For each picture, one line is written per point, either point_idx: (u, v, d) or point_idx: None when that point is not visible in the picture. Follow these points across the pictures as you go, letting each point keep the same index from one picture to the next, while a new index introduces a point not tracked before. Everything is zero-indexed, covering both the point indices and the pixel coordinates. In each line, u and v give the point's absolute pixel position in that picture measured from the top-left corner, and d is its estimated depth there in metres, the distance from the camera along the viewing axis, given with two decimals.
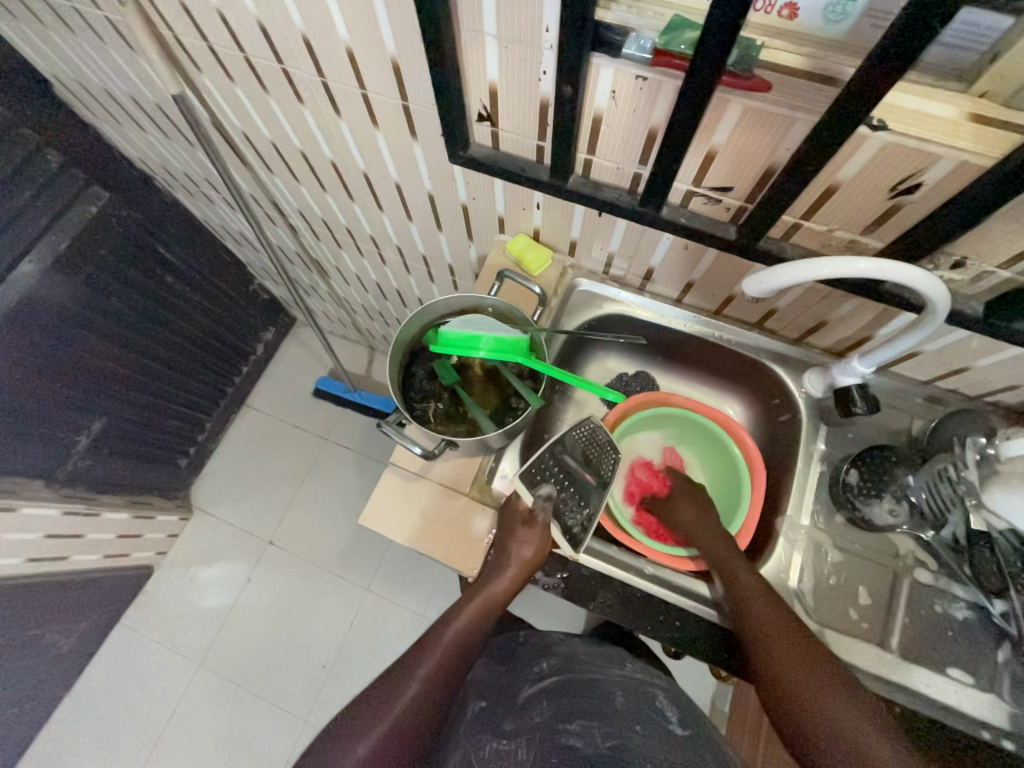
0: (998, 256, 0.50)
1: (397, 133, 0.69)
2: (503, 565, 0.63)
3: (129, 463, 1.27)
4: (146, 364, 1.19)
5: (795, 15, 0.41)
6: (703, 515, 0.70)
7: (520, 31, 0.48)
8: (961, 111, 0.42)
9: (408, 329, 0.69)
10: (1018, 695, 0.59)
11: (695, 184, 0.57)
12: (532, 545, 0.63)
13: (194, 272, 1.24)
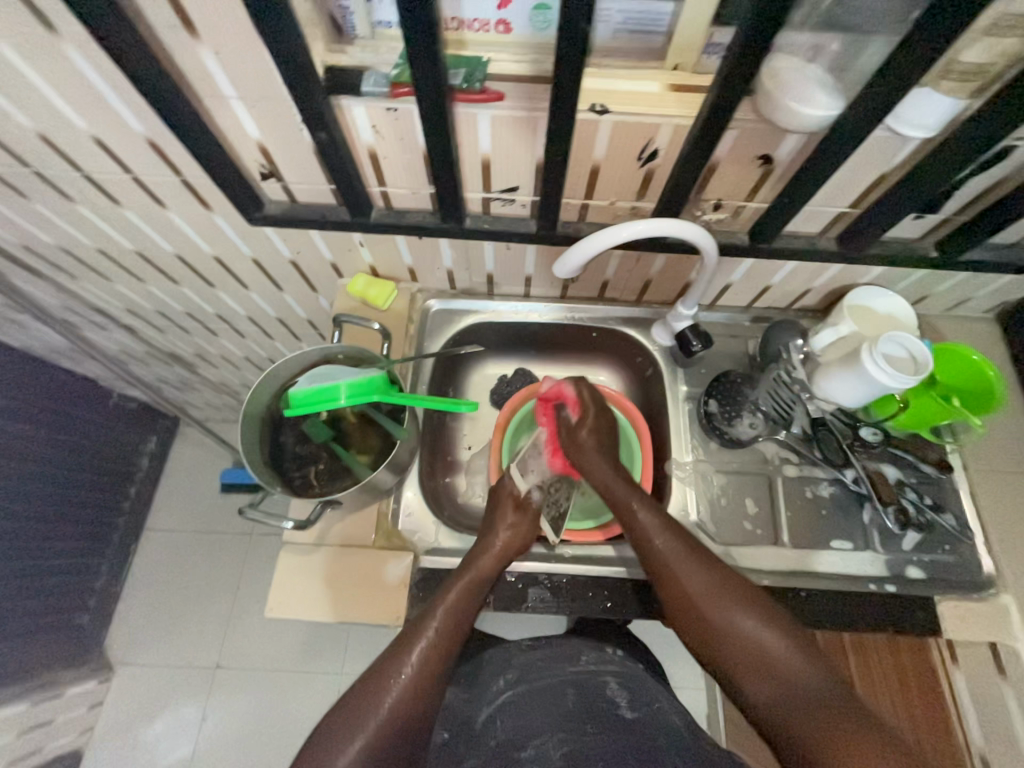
0: (741, 194, 0.58)
1: (189, 207, 0.66)
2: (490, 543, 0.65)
3: (16, 645, 1.06)
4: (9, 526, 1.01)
5: (509, 30, 0.48)
6: (602, 449, 0.72)
7: (259, 89, 0.48)
8: (662, 86, 0.49)
9: (258, 402, 0.65)
10: (886, 542, 0.69)
11: (486, 190, 0.61)
12: (520, 532, 0.67)
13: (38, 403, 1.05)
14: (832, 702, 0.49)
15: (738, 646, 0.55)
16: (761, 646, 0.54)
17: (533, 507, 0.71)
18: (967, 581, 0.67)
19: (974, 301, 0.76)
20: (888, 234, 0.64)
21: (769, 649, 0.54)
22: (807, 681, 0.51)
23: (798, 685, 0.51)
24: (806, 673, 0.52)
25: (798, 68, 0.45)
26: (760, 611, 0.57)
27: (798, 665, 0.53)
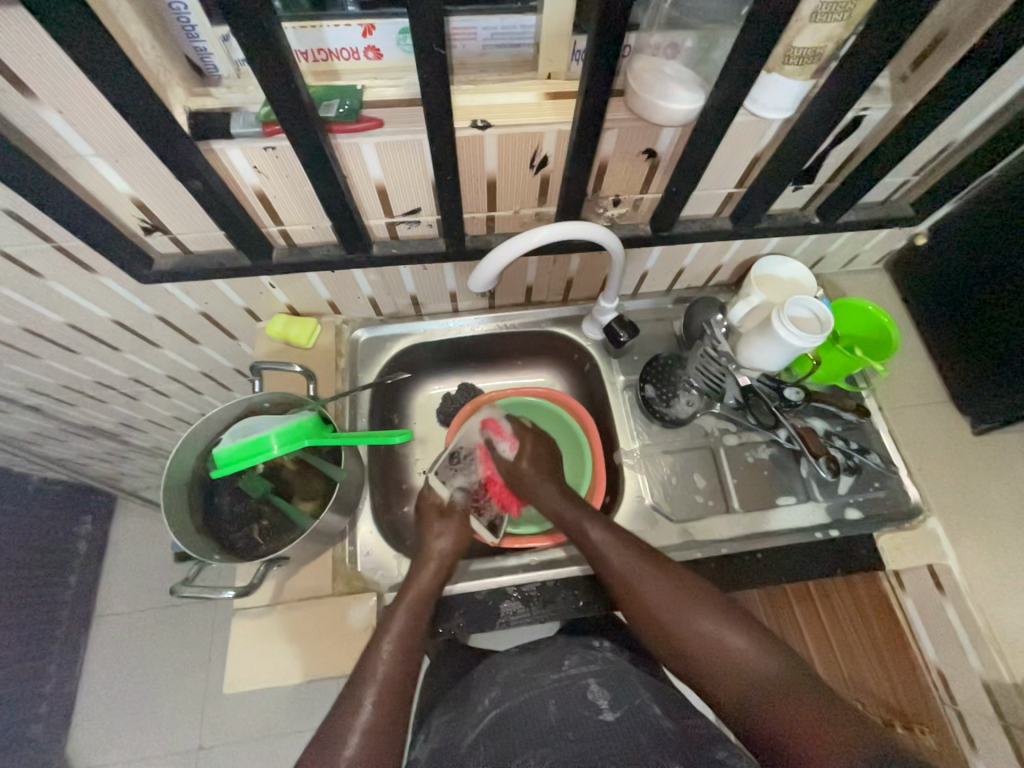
0: (634, 187, 0.61)
1: (71, 274, 0.61)
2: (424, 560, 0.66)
3: None
4: None
5: (380, 55, 0.47)
6: (546, 478, 0.76)
7: (118, 144, 0.46)
8: (538, 96, 0.50)
9: (182, 467, 0.61)
10: (823, 490, 0.74)
11: (389, 216, 0.61)
12: (453, 532, 0.71)
13: None
14: (792, 691, 0.52)
15: (705, 654, 0.58)
16: (725, 649, 0.57)
17: (459, 509, 0.75)
18: (898, 512, 0.73)
19: (863, 255, 0.83)
20: (775, 207, 0.69)
21: (730, 650, 0.57)
22: (768, 673, 0.54)
23: (761, 679, 0.54)
24: (767, 666, 0.55)
25: (656, 67, 0.48)
26: (718, 613, 0.59)
27: (759, 660, 0.56)
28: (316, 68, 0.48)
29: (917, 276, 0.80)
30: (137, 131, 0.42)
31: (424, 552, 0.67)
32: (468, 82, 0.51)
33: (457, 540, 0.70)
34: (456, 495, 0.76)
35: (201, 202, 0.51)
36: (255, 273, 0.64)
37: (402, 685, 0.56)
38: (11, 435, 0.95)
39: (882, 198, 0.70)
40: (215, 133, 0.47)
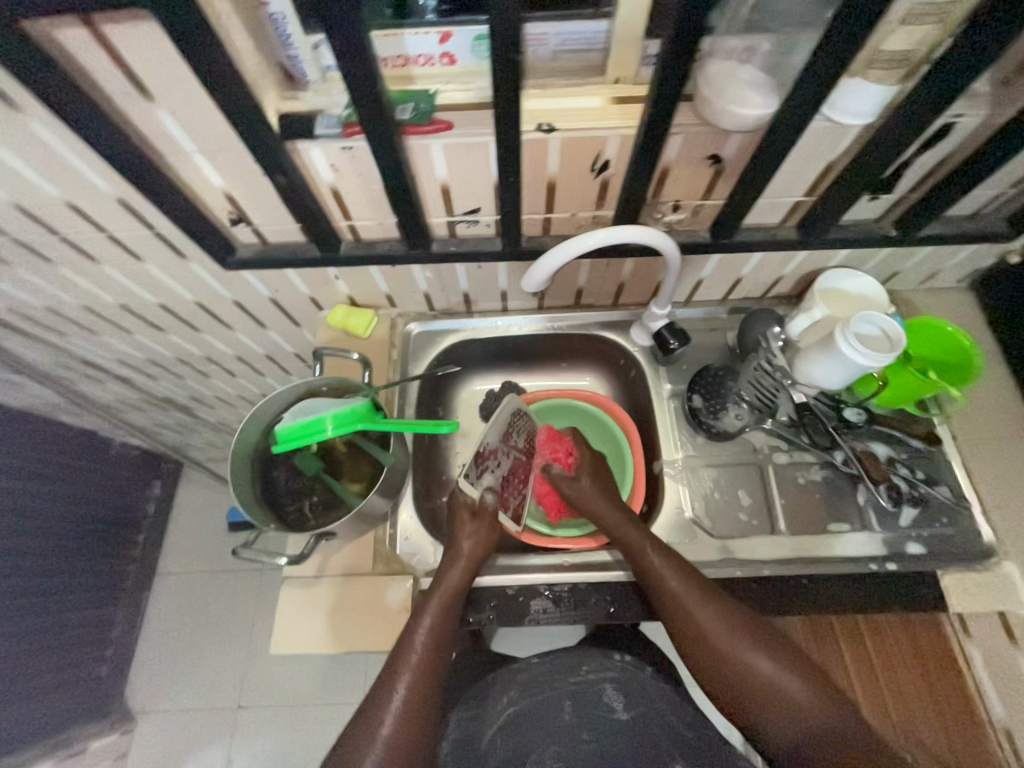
0: (696, 193, 0.60)
1: (165, 259, 0.68)
2: (454, 556, 0.66)
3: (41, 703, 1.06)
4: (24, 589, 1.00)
5: (454, 61, 0.49)
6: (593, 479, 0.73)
7: (217, 142, 0.50)
8: (604, 101, 0.51)
9: (247, 440, 0.66)
10: (882, 520, 0.69)
11: (449, 215, 0.63)
12: (483, 537, 0.68)
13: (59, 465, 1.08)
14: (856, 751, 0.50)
15: (764, 700, 0.55)
16: (783, 697, 0.54)
17: (491, 508, 0.71)
18: (968, 552, 0.67)
19: (943, 273, 0.77)
20: (846, 218, 0.66)
21: (790, 698, 0.54)
22: (829, 728, 0.52)
23: (823, 737, 0.52)
24: (830, 722, 0.52)
25: (731, 69, 0.47)
26: (776, 656, 0.56)
27: (819, 711, 0.53)
28: (394, 73, 0.50)
29: (1006, 298, 0.74)
30: (235, 130, 0.47)
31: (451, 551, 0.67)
32: (537, 86, 0.52)
33: (481, 539, 0.68)
34: (490, 497, 0.71)
35: (282, 196, 0.55)
36: (323, 265, 0.68)
37: (433, 676, 0.58)
38: (101, 402, 1.06)
39: (970, 212, 0.65)
40: (300, 133, 0.50)
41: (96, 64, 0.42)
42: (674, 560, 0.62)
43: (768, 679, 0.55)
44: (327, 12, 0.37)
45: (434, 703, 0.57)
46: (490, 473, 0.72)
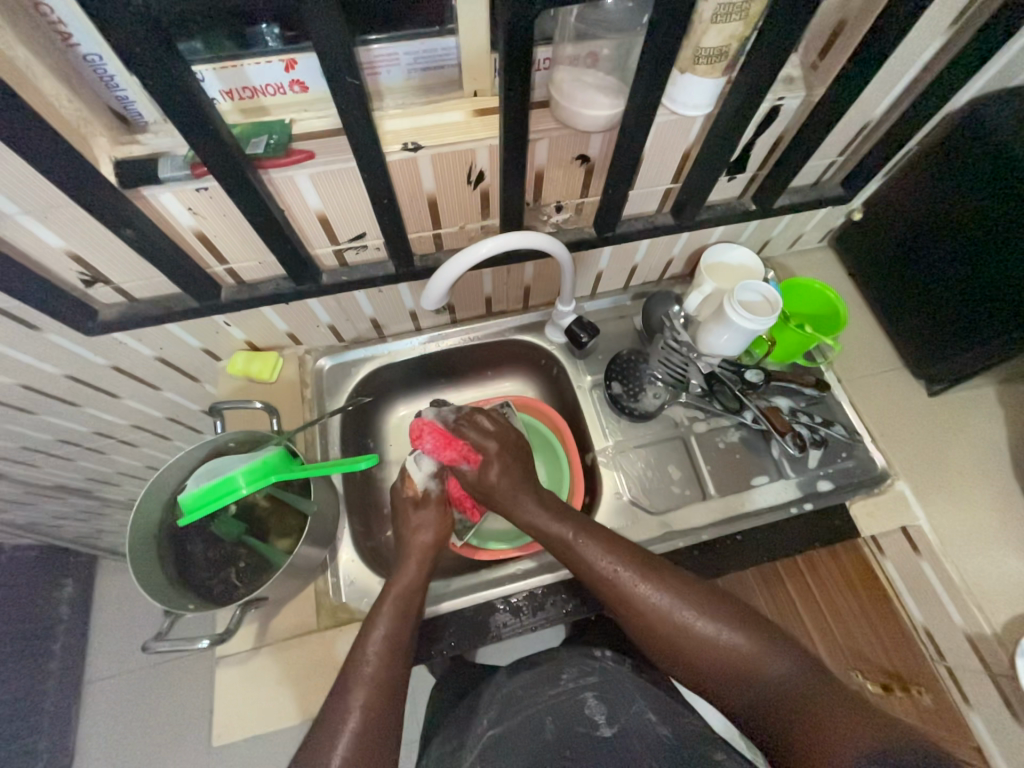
0: (574, 193, 0.63)
1: (13, 335, 0.60)
2: (407, 554, 0.65)
3: None
4: None
5: (307, 88, 0.48)
6: (523, 489, 0.67)
7: (44, 201, 0.45)
8: (466, 115, 0.51)
9: (148, 516, 0.60)
10: (794, 466, 0.76)
11: (335, 244, 0.61)
12: (432, 524, 0.67)
13: None
14: (805, 693, 0.50)
15: (713, 664, 0.54)
16: (730, 653, 0.54)
17: (433, 496, 0.70)
18: (868, 478, 0.75)
19: (806, 235, 0.85)
20: (714, 198, 0.71)
21: (735, 650, 0.54)
22: (783, 677, 0.52)
23: (772, 684, 0.52)
24: (778, 668, 0.53)
25: (575, 77, 0.49)
26: (714, 617, 0.56)
27: (766, 661, 0.53)
28: (244, 106, 0.48)
29: (857, 251, 0.83)
30: (59, 186, 0.42)
31: (403, 553, 0.65)
32: (397, 106, 0.52)
33: (435, 527, 0.67)
34: (433, 483, 0.70)
35: (137, 249, 0.50)
36: (205, 314, 0.64)
37: (390, 691, 0.53)
38: None
39: (813, 180, 0.74)
40: (144, 180, 0.47)
41: None
42: (602, 540, 0.62)
43: (733, 657, 0.54)
44: (134, 53, 0.34)
45: (394, 722, 0.52)
46: (431, 453, 0.71)
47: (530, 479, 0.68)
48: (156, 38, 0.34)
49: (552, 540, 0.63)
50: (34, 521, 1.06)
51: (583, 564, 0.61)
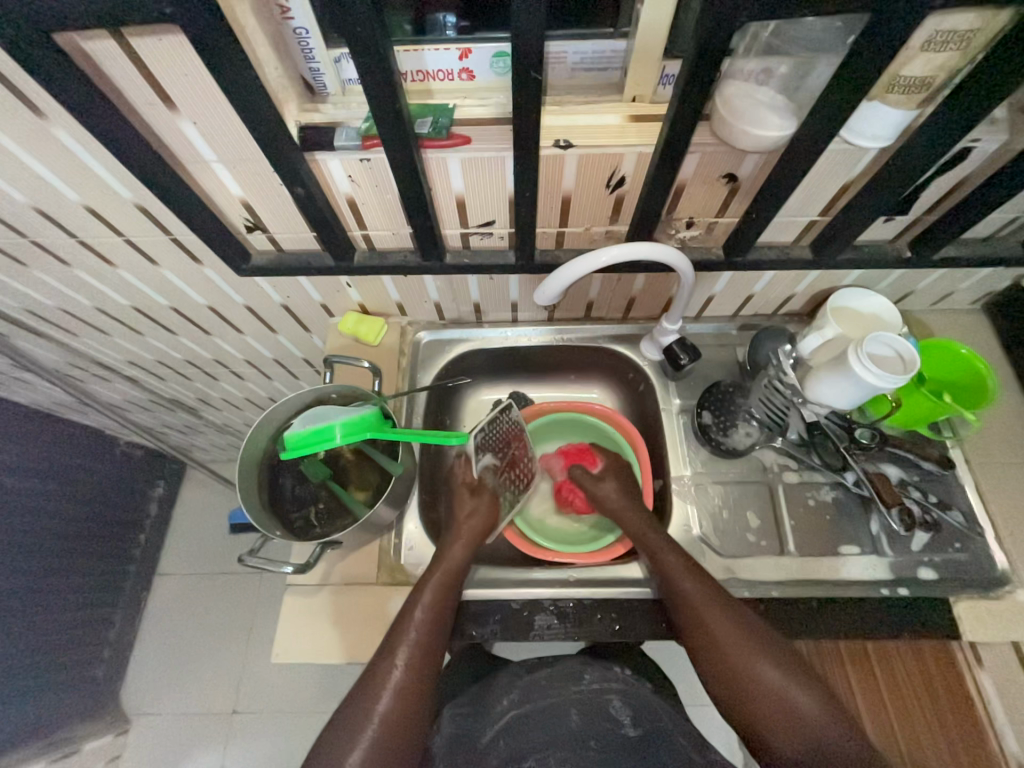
0: (711, 212, 0.61)
1: (179, 263, 0.68)
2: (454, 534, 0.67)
3: (33, 703, 1.04)
4: (22, 587, 0.99)
5: (474, 77, 0.50)
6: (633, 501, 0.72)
7: (238, 152, 0.51)
8: (622, 117, 0.51)
9: (254, 445, 0.66)
10: (892, 545, 0.68)
11: (464, 227, 0.64)
12: (484, 511, 0.71)
13: (59, 463, 1.08)
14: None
15: (775, 718, 0.53)
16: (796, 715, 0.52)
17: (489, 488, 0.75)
18: (982, 579, 0.66)
19: (958, 294, 0.76)
20: (862, 237, 0.65)
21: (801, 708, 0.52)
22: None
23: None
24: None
25: (747, 93, 0.47)
26: (801, 684, 0.53)
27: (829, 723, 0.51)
28: (414, 87, 0.51)
29: (1021, 324, 0.73)
30: (257, 140, 0.47)
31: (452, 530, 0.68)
32: (554, 102, 0.52)
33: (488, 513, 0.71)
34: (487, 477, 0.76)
35: (300, 205, 0.55)
36: (335, 273, 0.69)
37: (434, 653, 0.58)
38: (109, 401, 1.06)
39: (986, 235, 0.65)
40: (321, 144, 0.51)
41: (121, 75, 0.43)
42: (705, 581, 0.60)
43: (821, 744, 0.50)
44: (354, 31, 0.37)
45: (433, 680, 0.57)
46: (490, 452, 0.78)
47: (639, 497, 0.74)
48: (375, 20, 0.37)
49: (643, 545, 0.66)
50: (149, 424, 1.20)
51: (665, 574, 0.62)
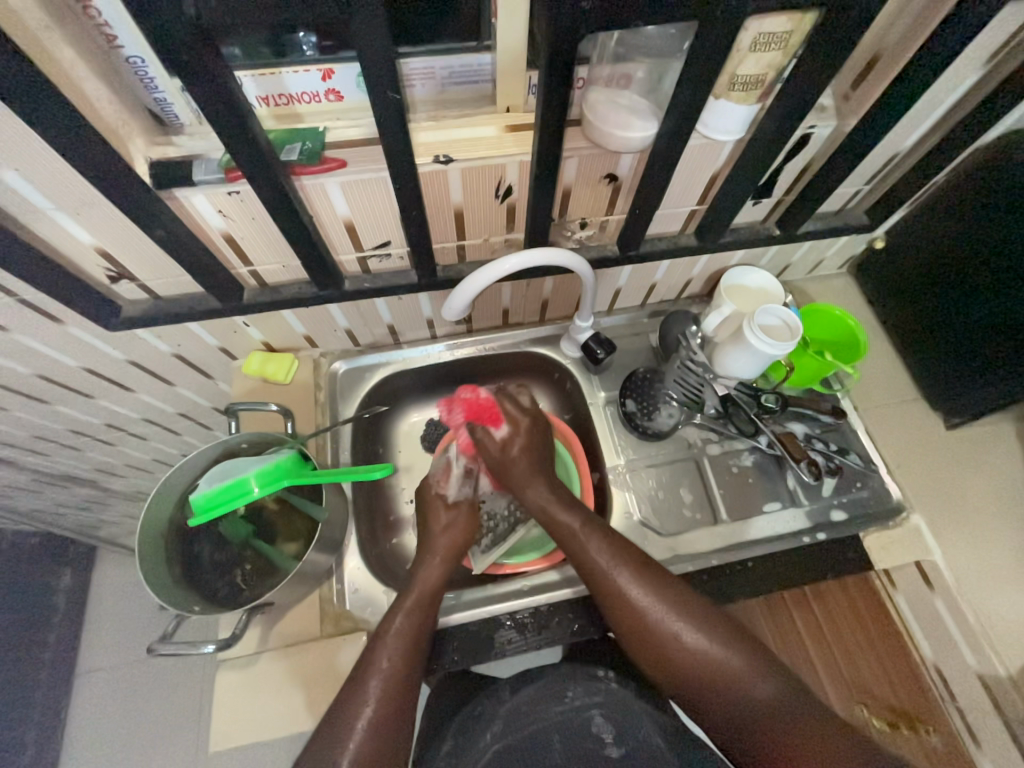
0: (600, 212, 0.63)
1: (35, 326, 0.60)
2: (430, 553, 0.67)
3: None
4: None
5: (340, 97, 0.48)
6: (537, 473, 0.69)
7: (79, 198, 0.46)
8: (498, 129, 0.51)
9: (156, 515, 0.59)
10: (807, 496, 0.75)
11: (359, 251, 0.62)
12: (462, 523, 0.70)
13: None
14: (785, 713, 0.51)
15: (686, 664, 0.55)
16: (705, 664, 0.54)
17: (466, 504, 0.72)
18: (882, 511, 0.73)
19: (827, 261, 0.85)
20: (738, 221, 0.71)
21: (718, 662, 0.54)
22: (772, 699, 0.52)
23: (756, 707, 0.52)
24: (764, 690, 0.53)
25: (610, 97, 0.49)
26: (706, 626, 0.56)
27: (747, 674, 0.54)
28: (276, 112, 0.48)
29: (879, 281, 0.83)
30: (97, 183, 0.42)
31: (428, 549, 0.67)
32: (428, 118, 0.52)
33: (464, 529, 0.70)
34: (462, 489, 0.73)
35: (166, 249, 0.51)
36: (226, 314, 0.64)
37: (410, 675, 0.55)
38: None
39: (838, 208, 0.73)
40: (178, 181, 0.47)
41: None
42: (611, 544, 0.62)
43: (728, 674, 0.54)
44: (184, 59, 0.35)
45: (411, 709, 0.54)
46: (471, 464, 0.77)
47: (549, 470, 0.71)
48: (206, 46, 0.34)
49: (559, 528, 0.64)
50: (37, 508, 1.05)
51: (583, 557, 0.62)
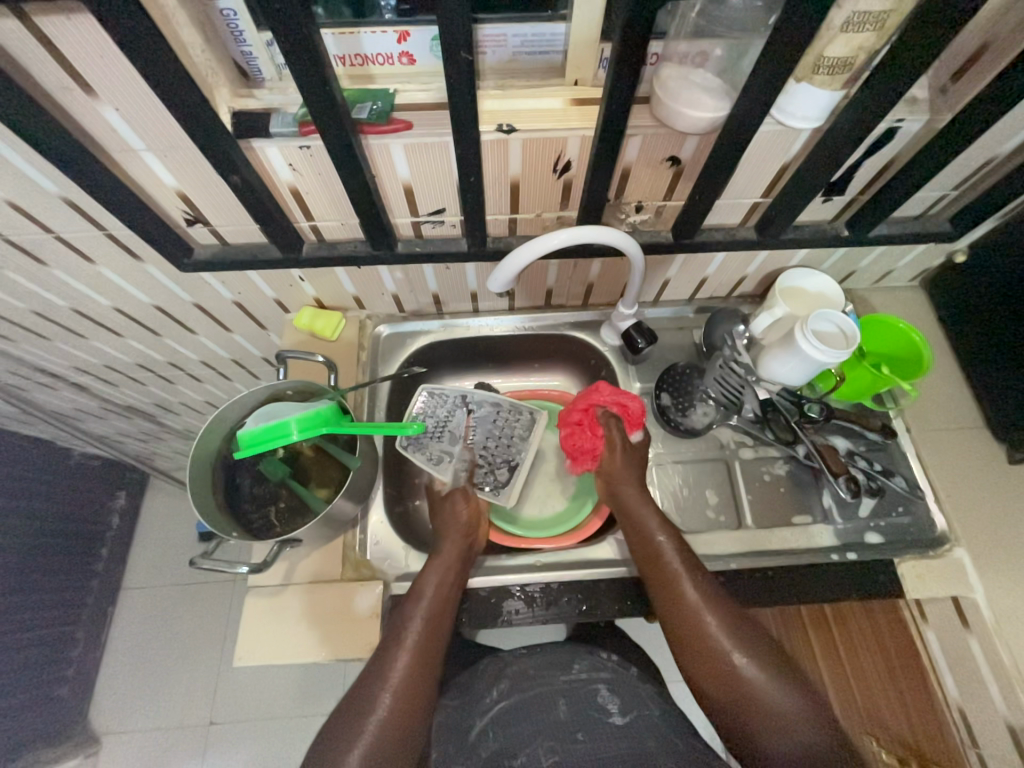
0: (658, 196, 0.62)
1: (117, 260, 0.65)
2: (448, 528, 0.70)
3: None
4: None
5: (414, 61, 0.49)
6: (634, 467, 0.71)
7: (166, 140, 0.49)
8: (565, 101, 0.51)
9: (206, 445, 0.64)
10: (839, 512, 0.72)
11: (414, 216, 0.63)
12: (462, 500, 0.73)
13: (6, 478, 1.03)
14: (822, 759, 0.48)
15: (730, 677, 0.54)
16: (752, 684, 0.53)
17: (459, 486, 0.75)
18: (923, 539, 0.69)
19: (897, 271, 0.80)
20: (804, 218, 0.68)
21: (771, 706, 0.52)
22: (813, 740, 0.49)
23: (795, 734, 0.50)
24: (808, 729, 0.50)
25: (682, 75, 0.48)
26: (759, 656, 0.55)
27: (798, 727, 0.50)
28: (352, 71, 0.50)
29: (954, 296, 0.77)
30: (184, 127, 0.45)
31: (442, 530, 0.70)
32: (496, 87, 0.52)
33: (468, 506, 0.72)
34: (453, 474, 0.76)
35: (239, 196, 0.54)
36: (284, 266, 0.67)
37: (435, 643, 0.59)
38: (55, 410, 1.00)
39: (918, 213, 0.68)
40: (255, 131, 0.49)
41: (25, 54, 0.40)
42: (682, 552, 0.62)
43: (771, 701, 0.52)
44: (273, 8, 0.36)
45: (439, 660, 0.59)
46: (440, 442, 0.78)
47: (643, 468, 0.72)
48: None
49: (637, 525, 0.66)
50: (103, 433, 1.15)
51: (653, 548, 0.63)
